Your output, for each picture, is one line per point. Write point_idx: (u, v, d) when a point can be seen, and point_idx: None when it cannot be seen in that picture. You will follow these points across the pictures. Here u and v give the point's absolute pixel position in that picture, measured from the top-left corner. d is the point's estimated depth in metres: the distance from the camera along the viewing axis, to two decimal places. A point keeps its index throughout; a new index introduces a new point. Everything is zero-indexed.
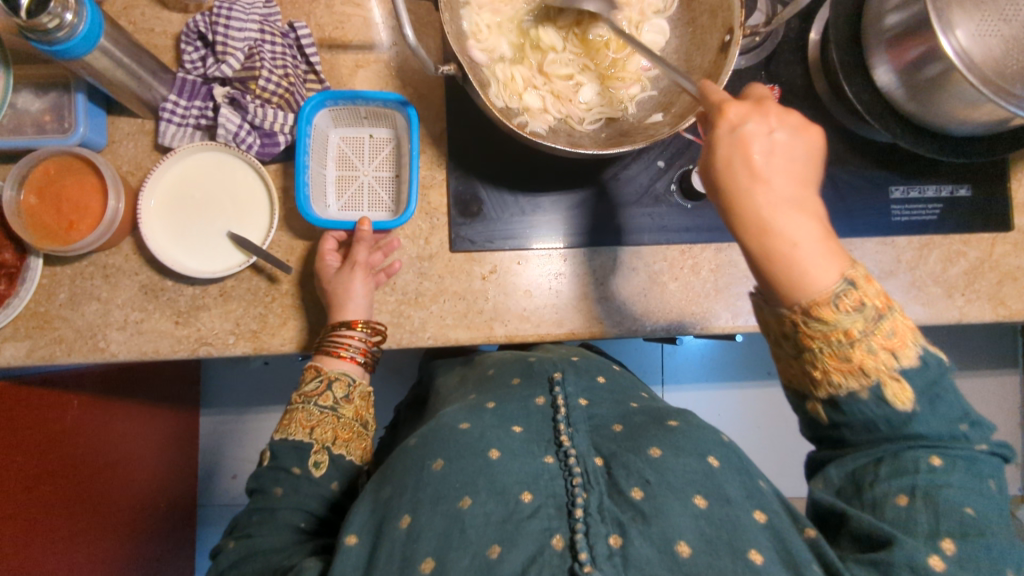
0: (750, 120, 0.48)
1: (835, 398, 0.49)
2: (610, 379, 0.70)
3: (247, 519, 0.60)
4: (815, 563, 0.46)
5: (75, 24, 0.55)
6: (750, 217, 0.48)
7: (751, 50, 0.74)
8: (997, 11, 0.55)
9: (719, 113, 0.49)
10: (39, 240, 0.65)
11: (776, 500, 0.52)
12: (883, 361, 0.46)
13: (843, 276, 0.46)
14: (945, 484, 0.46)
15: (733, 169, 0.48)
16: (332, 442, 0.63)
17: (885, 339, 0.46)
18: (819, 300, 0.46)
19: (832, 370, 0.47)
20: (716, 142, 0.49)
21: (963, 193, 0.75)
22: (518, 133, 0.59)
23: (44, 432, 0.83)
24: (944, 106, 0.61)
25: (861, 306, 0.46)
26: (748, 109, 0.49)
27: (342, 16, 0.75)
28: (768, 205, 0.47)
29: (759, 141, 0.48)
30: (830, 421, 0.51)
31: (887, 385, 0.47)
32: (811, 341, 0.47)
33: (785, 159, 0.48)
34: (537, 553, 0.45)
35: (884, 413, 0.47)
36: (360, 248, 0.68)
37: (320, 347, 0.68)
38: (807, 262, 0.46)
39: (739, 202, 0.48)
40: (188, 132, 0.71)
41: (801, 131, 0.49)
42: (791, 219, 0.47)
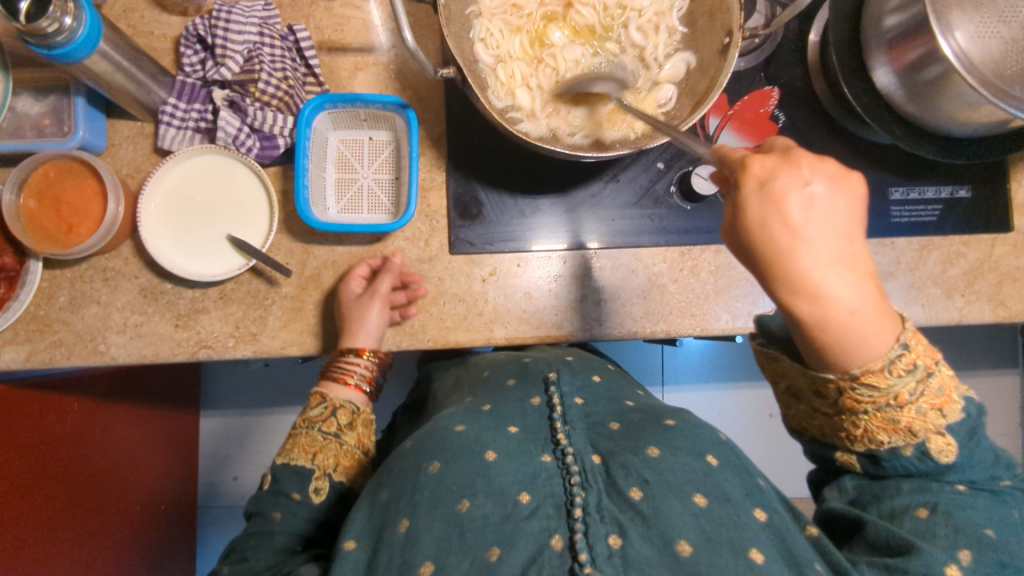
0: (777, 174, 0.42)
1: (875, 454, 0.49)
2: (607, 378, 0.70)
3: (244, 542, 0.60)
4: (816, 563, 0.46)
5: (74, 28, 0.55)
6: (793, 286, 0.42)
7: (751, 52, 0.74)
8: (997, 13, 0.55)
9: (744, 167, 0.44)
10: (39, 243, 0.65)
11: (777, 499, 0.52)
12: (930, 420, 0.46)
13: (898, 340, 0.44)
14: (968, 505, 0.48)
15: (769, 233, 0.42)
16: (333, 468, 0.64)
17: (933, 399, 0.46)
18: (872, 368, 0.44)
19: (876, 429, 0.47)
20: (747, 203, 0.43)
21: (962, 194, 0.75)
22: (520, 136, 0.59)
23: (44, 435, 0.83)
24: (944, 108, 0.61)
25: (912, 368, 0.45)
26: (776, 162, 0.43)
27: (342, 18, 0.75)
28: (815, 268, 0.41)
29: (795, 197, 0.42)
30: (864, 471, 0.51)
31: (931, 440, 0.47)
32: (858, 403, 0.46)
33: (829, 215, 0.42)
34: (537, 554, 0.45)
35: (924, 466, 0.48)
36: (383, 279, 0.70)
37: (325, 376, 0.71)
38: (861, 331, 0.43)
39: (780, 271, 0.42)
40: (187, 135, 0.71)
41: (838, 179, 0.43)
42: (838, 284, 0.42)
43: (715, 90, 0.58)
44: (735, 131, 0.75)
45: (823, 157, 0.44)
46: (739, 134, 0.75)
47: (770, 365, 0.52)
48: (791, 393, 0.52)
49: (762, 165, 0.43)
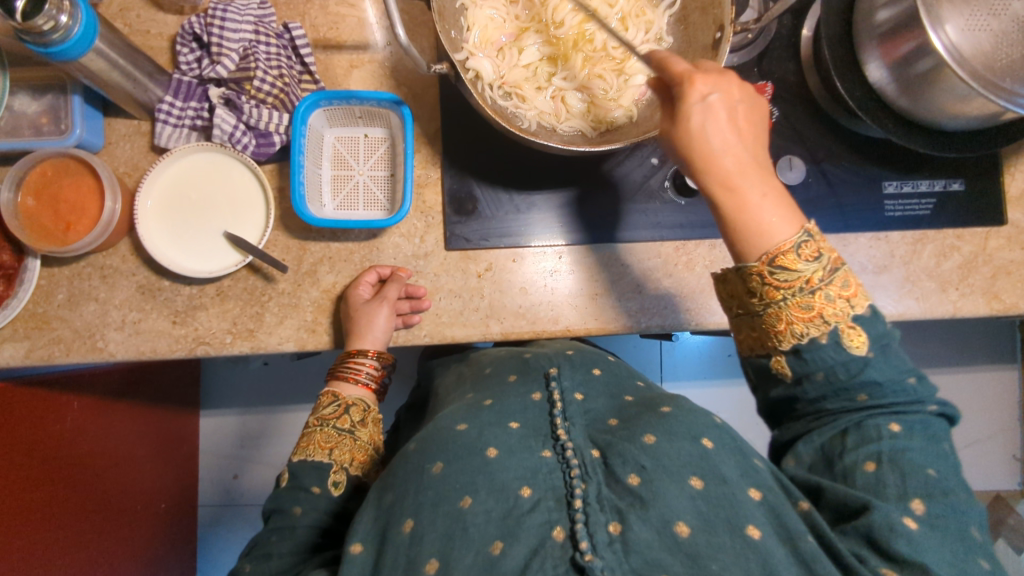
0: (714, 89, 0.52)
1: (800, 347, 0.52)
2: (606, 370, 0.70)
3: (266, 539, 0.59)
4: (809, 535, 0.47)
5: (70, 26, 0.55)
6: (720, 177, 0.53)
7: (743, 47, 0.75)
8: (986, 6, 0.56)
9: (688, 83, 0.52)
10: (37, 241, 0.66)
11: (771, 476, 0.52)
12: (839, 307, 0.51)
13: (801, 229, 0.52)
14: (907, 448, 0.50)
15: (705, 136, 0.52)
16: (349, 463, 0.65)
17: (840, 289, 0.51)
18: (782, 249, 0.51)
19: (795, 319, 0.51)
20: (689, 114, 0.52)
21: (955, 188, 0.75)
22: (512, 132, 0.59)
23: (43, 433, 0.83)
24: (935, 101, 0.61)
25: (818, 256, 0.51)
26: (713, 82, 0.52)
27: (337, 17, 0.75)
28: (736, 166, 0.52)
29: (723, 109, 0.52)
30: (793, 376, 0.53)
31: (845, 330, 0.51)
32: (776, 291, 0.52)
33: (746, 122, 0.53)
34: (540, 545, 0.45)
35: (842, 358, 0.51)
36: (392, 286, 0.70)
37: (335, 377, 0.72)
38: (766, 216, 0.52)
39: (708, 168, 0.53)
40: (184, 133, 0.72)
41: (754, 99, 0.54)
42: (752, 179, 0.53)
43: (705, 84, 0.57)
44: None
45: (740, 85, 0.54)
46: None
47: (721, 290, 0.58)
48: (732, 310, 0.57)
49: (705, 81, 0.52)
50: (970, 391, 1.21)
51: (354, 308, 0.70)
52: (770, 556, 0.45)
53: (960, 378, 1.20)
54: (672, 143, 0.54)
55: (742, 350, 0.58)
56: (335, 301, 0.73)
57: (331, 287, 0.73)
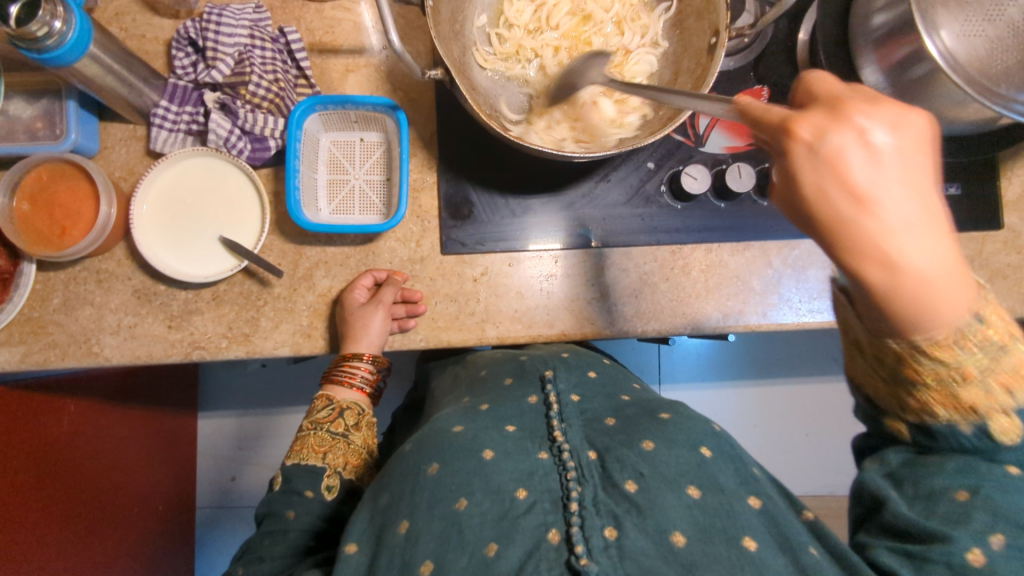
0: (835, 131, 0.31)
1: (929, 426, 0.43)
2: (602, 373, 0.70)
3: (258, 542, 0.60)
4: (811, 547, 0.46)
5: (64, 31, 0.55)
6: (866, 259, 0.32)
7: (740, 51, 0.75)
8: (981, 11, 0.56)
9: (784, 132, 0.33)
10: (32, 246, 0.66)
11: (772, 486, 0.53)
12: (996, 399, 0.40)
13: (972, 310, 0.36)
14: (1015, 489, 0.42)
15: (834, 203, 0.32)
16: (343, 467, 0.65)
17: (1004, 376, 0.40)
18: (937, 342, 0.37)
19: (933, 402, 0.41)
20: (796, 174, 0.32)
21: (952, 192, 0.75)
22: (506, 138, 0.59)
23: (40, 435, 0.83)
24: (931, 106, 0.61)
25: (987, 343, 0.38)
26: (825, 119, 0.32)
27: (332, 20, 0.75)
28: (907, 231, 0.31)
29: (856, 157, 0.31)
30: (913, 440, 0.46)
31: (997, 422, 0.41)
32: (918, 377, 0.40)
33: (906, 161, 0.31)
34: (534, 548, 0.45)
35: (983, 446, 0.42)
36: (387, 290, 0.70)
37: (330, 380, 0.72)
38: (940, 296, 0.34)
39: (855, 246, 0.32)
40: (179, 138, 0.72)
41: (904, 121, 0.31)
42: (928, 246, 0.32)
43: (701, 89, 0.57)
44: (725, 128, 0.75)
45: (876, 102, 0.32)
46: (729, 133, 0.75)
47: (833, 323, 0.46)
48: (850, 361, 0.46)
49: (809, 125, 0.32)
50: None
51: (348, 312, 0.70)
52: (766, 566, 0.44)
53: None
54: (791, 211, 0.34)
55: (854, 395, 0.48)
56: (331, 305, 0.73)
57: (327, 291, 0.73)
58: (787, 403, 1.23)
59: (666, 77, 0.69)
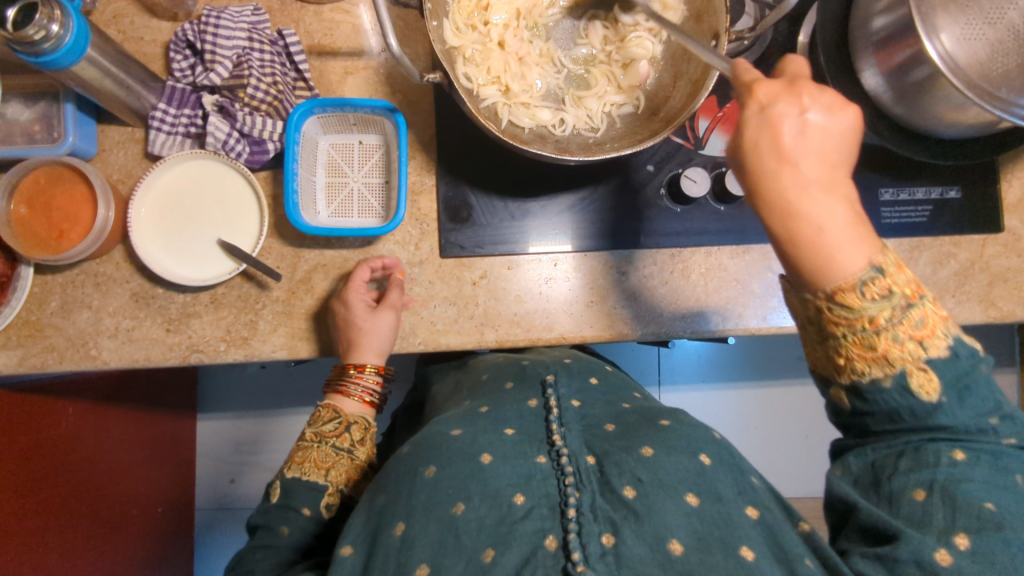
0: (776, 100, 0.45)
1: (858, 385, 0.47)
2: (603, 379, 0.70)
3: (249, 556, 0.59)
4: (808, 558, 0.46)
5: (61, 35, 0.55)
6: (775, 199, 0.44)
7: (739, 54, 0.75)
8: (982, 15, 0.56)
9: (747, 93, 0.46)
10: (30, 249, 0.66)
11: (769, 496, 0.53)
12: (907, 351, 0.44)
13: (871, 262, 0.44)
14: (966, 479, 0.45)
15: (759, 152, 0.45)
16: (344, 484, 0.65)
17: (914, 329, 0.44)
18: (843, 287, 0.44)
19: (855, 357, 0.46)
20: (744, 124, 0.46)
21: (953, 195, 0.75)
22: (504, 141, 0.58)
23: (39, 438, 0.83)
24: (931, 109, 0.61)
25: (888, 293, 0.44)
26: (780, 90, 0.45)
27: (331, 23, 0.75)
28: (798, 187, 0.44)
29: (789, 122, 0.44)
30: (852, 409, 0.49)
31: (913, 374, 0.45)
32: (835, 328, 0.45)
33: (817, 139, 0.44)
34: (531, 554, 0.45)
35: (908, 404, 0.46)
36: (393, 291, 0.70)
37: (331, 388, 0.71)
38: (836, 245, 0.43)
39: (764, 187, 0.45)
40: (177, 141, 0.72)
41: (836, 109, 0.45)
42: (820, 203, 0.44)
43: (701, 93, 0.57)
44: (724, 132, 0.76)
45: (824, 90, 0.45)
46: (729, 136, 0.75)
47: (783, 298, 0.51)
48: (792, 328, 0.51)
49: (767, 91, 0.45)
50: None
51: (337, 313, 0.69)
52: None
53: None
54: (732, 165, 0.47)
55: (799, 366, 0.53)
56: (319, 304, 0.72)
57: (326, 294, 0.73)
58: (787, 406, 1.23)
59: (665, 81, 0.67)
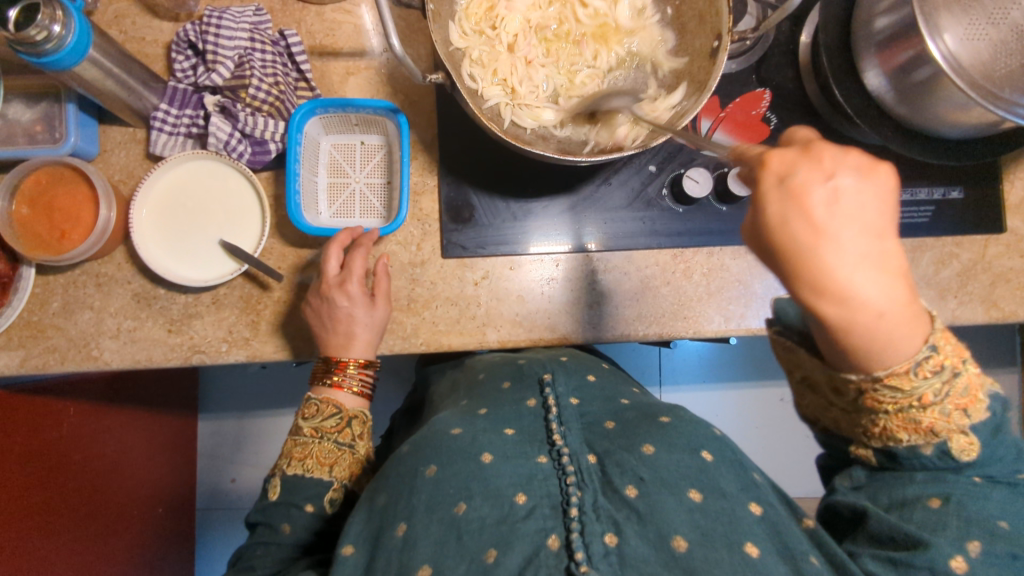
0: (800, 172, 0.39)
1: (893, 450, 0.47)
2: (601, 377, 0.70)
3: (252, 552, 0.61)
4: (812, 556, 0.46)
5: (63, 35, 0.55)
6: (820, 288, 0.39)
7: (743, 54, 0.75)
8: (985, 15, 0.55)
9: (761, 163, 0.41)
10: (32, 250, 0.65)
11: (773, 493, 0.52)
12: (953, 420, 0.44)
13: (925, 341, 0.41)
14: (983, 499, 0.46)
15: (790, 231, 0.39)
16: (347, 479, 0.64)
17: (959, 398, 0.43)
18: (896, 370, 0.41)
19: (895, 428, 0.45)
20: (764, 199, 0.40)
21: (955, 195, 0.75)
22: (507, 140, 0.58)
23: (40, 438, 0.83)
24: (934, 109, 0.61)
25: (939, 370, 0.42)
26: (797, 157, 0.40)
27: (333, 23, 0.75)
28: (845, 268, 0.38)
29: (817, 192, 0.39)
30: (879, 464, 0.49)
31: (957, 443, 0.45)
32: (878, 404, 0.44)
33: (857, 211, 0.38)
34: (533, 554, 0.45)
35: (947, 465, 0.46)
36: (382, 280, 0.69)
37: (317, 382, 0.68)
38: (888, 330, 0.39)
39: (801, 273, 0.39)
40: (179, 141, 0.71)
41: (866, 172, 0.39)
42: (870, 282, 0.38)
43: (703, 94, 0.57)
44: (727, 131, 0.75)
45: (847, 152, 0.40)
46: (731, 135, 0.76)
47: (782, 353, 0.50)
48: (813, 390, 0.49)
49: (782, 162, 0.40)
50: None
51: (335, 306, 0.66)
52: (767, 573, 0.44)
53: None
54: (758, 242, 0.42)
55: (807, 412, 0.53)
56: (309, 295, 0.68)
57: None
58: (788, 406, 1.23)
59: (666, 80, 0.67)
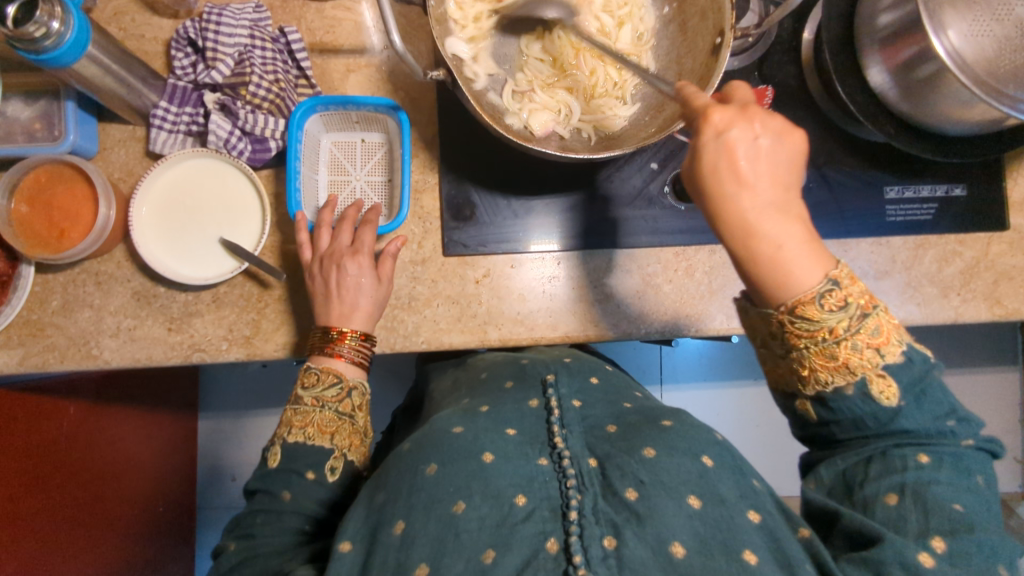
0: (734, 123, 0.46)
1: (822, 395, 0.48)
2: (603, 379, 0.70)
3: (251, 519, 0.59)
4: (809, 563, 0.45)
5: (62, 32, 0.55)
6: (736, 223, 0.46)
7: (745, 50, 0.74)
8: (990, 11, 0.55)
9: (702, 118, 0.47)
10: (31, 248, 0.65)
11: (770, 500, 0.52)
12: (867, 359, 0.46)
13: (826, 276, 0.45)
14: (933, 481, 0.46)
15: (719, 176, 0.46)
16: (349, 448, 0.63)
17: (871, 337, 0.46)
18: (803, 298, 0.45)
19: (818, 368, 0.47)
20: (702, 149, 0.46)
21: (958, 193, 0.75)
22: (508, 137, 0.57)
23: (40, 437, 0.83)
24: (938, 106, 0.61)
25: (845, 305, 0.45)
26: (734, 115, 0.46)
27: (333, 20, 0.74)
28: (754, 208, 0.46)
29: (744, 146, 0.45)
30: (819, 419, 0.50)
31: (873, 380, 0.46)
32: (798, 340, 0.47)
33: (770, 163, 0.46)
34: (531, 556, 0.45)
35: (872, 410, 0.47)
36: (388, 262, 0.69)
37: (315, 351, 0.66)
38: (792, 262, 0.45)
39: (723, 211, 0.46)
40: (179, 139, 0.71)
41: (784, 133, 0.46)
42: (774, 223, 0.46)
43: (707, 89, 0.56)
44: None
45: (773, 115, 0.47)
46: None
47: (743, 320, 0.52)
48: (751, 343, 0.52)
49: (724, 113, 0.46)
50: (971, 396, 1.18)
51: (345, 274, 0.66)
52: None
53: (963, 382, 1.18)
54: (693, 186, 0.49)
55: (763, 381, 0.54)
56: (315, 262, 0.67)
57: None
58: None
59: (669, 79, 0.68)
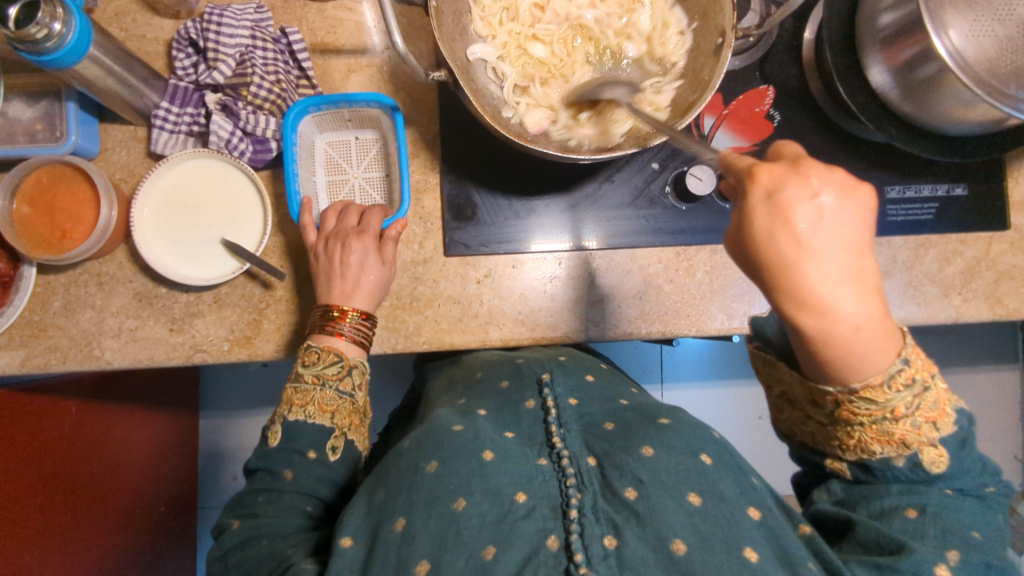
0: (791, 185, 0.40)
1: (867, 462, 0.48)
2: (599, 377, 0.70)
3: (252, 497, 0.59)
4: (811, 561, 0.46)
5: (63, 33, 0.55)
6: (802, 301, 0.40)
7: (746, 50, 0.74)
8: (991, 11, 0.55)
9: (749, 177, 0.42)
10: (33, 249, 0.65)
11: (770, 497, 0.52)
12: (923, 433, 0.45)
13: (899, 355, 0.42)
14: (954, 509, 0.46)
15: (776, 244, 0.41)
16: (349, 428, 0.63)
17: (928, 412, 0.44)
18: (870, 383, 0.42)
19: (869, 440, 0.46)
20: (751, 213, 0.42)
21: (959, 192, 0.75)
22: (509, 138, 0.57)
23: (40, 436, 0.83)
24: (939, 106, 0.61)
25: (911, 383, 0.43)
26: (786, 172, 0.41)
27: (334, 20, 0.74)
28: (824, 284, 0.39)
29: (803, 210, 0.40)
30: (853, 479, 0.50)
31: (926, 454, 0.45)
32: (853, 416, 0.45)
33: (837, 228, 0.40)
34: (532, 553, 0.45)
35: (915, 476, 0.47)
36: (388, 245, 0.68)
37: (315, 330, 0.65)
38: (864, 343, 0.41)
39: (785, 286, 0.41)
40: (180, 139, 0.71)
41: (850, 191, 0.40)
42: (848, 299, 0.40)
43: (708, 90, 0.56)
44: (730, 129, 0.75)
45: (831, 169, 0.41)
46: (734, 133, 0.75)
47: (762, 368, 0.51)
48: (784, 400, 0.51)
49: (772, 173, 0.41)
50: (972, 394, 1.18)
51: (348, 253, 0.65)
52: None
53: (964, 380, 1.18)
54: (741, 251, 0.43)
55: (782, 428, 0.54)
56: (321, 243, 0.68)
57: None
58: None
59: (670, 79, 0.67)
